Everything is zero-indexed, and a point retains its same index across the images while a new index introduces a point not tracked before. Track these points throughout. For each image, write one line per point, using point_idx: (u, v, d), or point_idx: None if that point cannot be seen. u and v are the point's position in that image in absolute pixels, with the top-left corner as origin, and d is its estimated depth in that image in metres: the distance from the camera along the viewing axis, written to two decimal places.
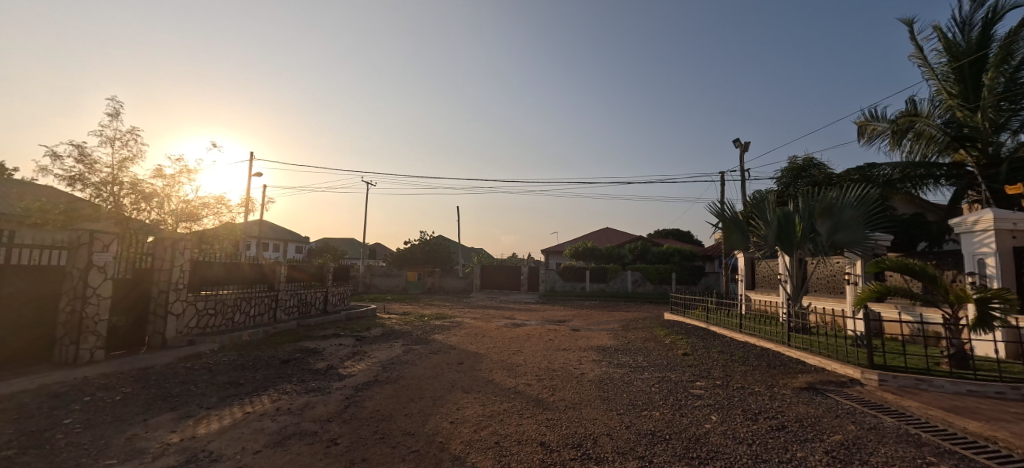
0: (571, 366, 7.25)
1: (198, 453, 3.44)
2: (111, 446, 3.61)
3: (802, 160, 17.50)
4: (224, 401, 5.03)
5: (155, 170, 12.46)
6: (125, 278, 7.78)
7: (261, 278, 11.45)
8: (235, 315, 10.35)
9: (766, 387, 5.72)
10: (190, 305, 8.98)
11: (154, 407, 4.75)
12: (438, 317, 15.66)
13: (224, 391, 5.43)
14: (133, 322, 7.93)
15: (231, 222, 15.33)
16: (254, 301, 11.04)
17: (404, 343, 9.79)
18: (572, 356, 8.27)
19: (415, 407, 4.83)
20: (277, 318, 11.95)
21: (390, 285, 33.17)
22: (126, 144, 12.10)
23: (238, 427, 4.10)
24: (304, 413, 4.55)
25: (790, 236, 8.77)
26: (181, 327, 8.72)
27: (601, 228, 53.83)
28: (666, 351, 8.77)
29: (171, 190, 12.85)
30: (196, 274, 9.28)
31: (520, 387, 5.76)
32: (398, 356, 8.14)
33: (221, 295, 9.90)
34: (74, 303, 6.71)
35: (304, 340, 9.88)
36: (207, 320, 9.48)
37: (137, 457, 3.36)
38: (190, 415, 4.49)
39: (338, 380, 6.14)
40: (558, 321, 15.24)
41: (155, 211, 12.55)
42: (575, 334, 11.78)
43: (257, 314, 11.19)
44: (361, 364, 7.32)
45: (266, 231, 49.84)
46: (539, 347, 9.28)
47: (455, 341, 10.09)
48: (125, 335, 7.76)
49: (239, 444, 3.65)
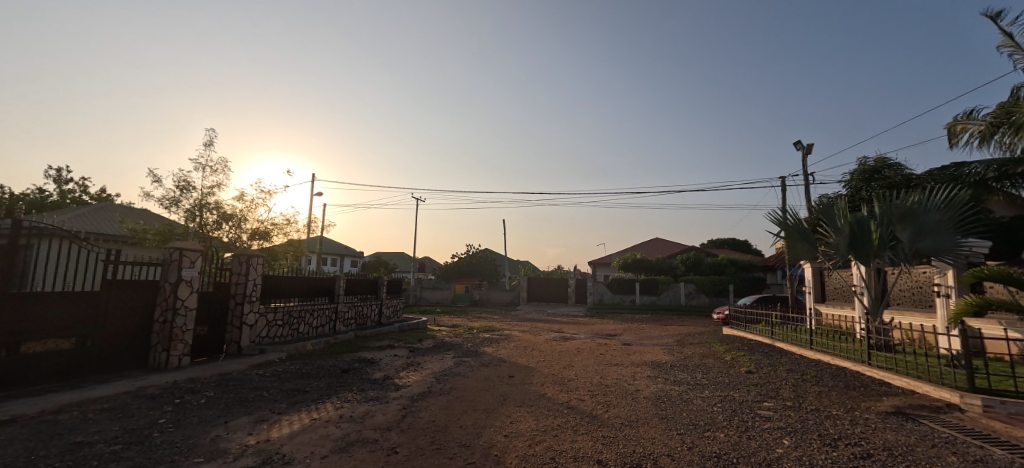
0: (624, 382, 7.02)
1: (273, 456, 3.68)
2: (199, 445, 3.96)
3: (874, 161, 16.04)
4: (293, 407, 5.36)
5: (236, 193, 13.71)
6: (208, 292, 8.59)
7: (322, 291, 12.16)
8: (300, 326, 11.03)
9: (845, 411, 5.23)
10: (261, 316, 9.67)
11: (233, 410, 5.15)
12: (486, 330, 15.78)
13: (292, 398, 5.79)
14: (213, 331, 8.71)
15: (298, 241, 16.36)
16: (316, 313, 11.72)
17: (455, 355, 9.95)
18: (625, 372, 8.03)
19: (469, 419, 4.89)
20: (337, 330, 12.59)
21: (438, 297, 33.92)
22: (213, 171, 13.48)
23: (306, 432, 4.34)
24: (365, 421, 4.74)
25: (866, 244, 8.00)
26: (254, 336, 9.41)
27: (650, 239, 52.37)
28: (728, 369, 8.26)
29: (248, 211, 13.95)
30: (267, 287, 10.05)
31: (573, 402, 5.66)
32: (450, 367, 8.31)
33: (288, 307, 10.61)
34: (166, 314, 7.48)
35: (360, 350, 10.33)
36: (276, 330, 10.16)
37: (220, 457, 3.66)
38: (263, 420, 4.81)
39: (394, 390, 6.35)
40: (608, 335, 14.90)
41: (235, 231, 13.61)
42: (626, 349, 11.44)
43: (319, 325, 11.85)
44: (415, 375, 7.54)
45: (325, 245, 53.15)
46: (590, 362, 9.10)
47: (505, 354, 10.13)
48: (206, 344, 8.53)
49: (308, 448, 3.86)
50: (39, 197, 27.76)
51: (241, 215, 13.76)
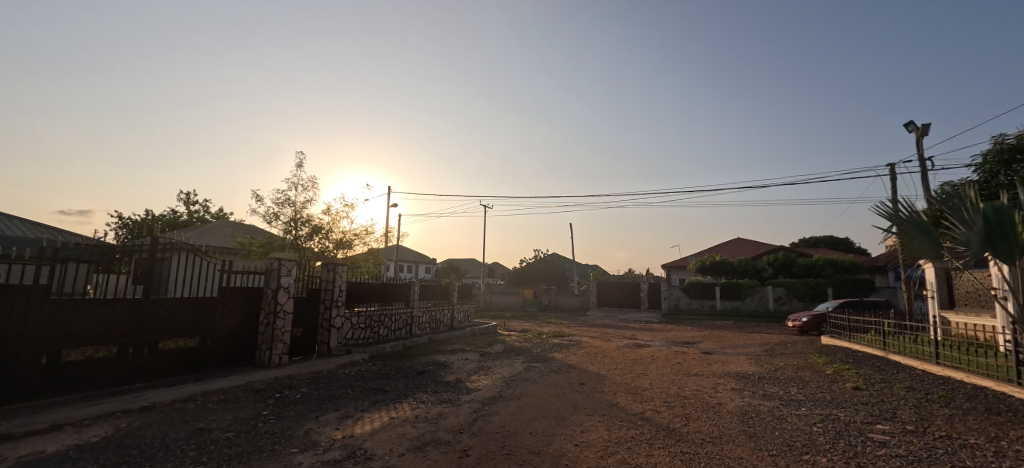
0: (705, 394, 6.53)
1: (356, 451, 3.94)
2: (294, 436, 4.37)
3: (1013, 138, 13.40)
4: (374, 405, 5.72)
5: (324, 207, 15.09)
6: (302, 297, 9.53)
7: (399, 296, 12.90)
8: (380, 329, 11.79)
9: (986, 440, 4.37)
10: (346, 320, 10.50)
11: (323, 406, 5.63)
12: (556, 335, 15.64)
13: (373, 397, 6.19)
14: (307, 333, 9.63)
15: (377, 250, 17.54)
16: (394, 317, 12.45)
17: (525, 360, 9.97)
18: (706, 383, 7.47)
19: (539, 425, 4.85)
20: (413, 333, 13.27)
21: (508, 302, 34.41)
22: (303, 188, 14.98)
23: (386, 430, 4.59)
24: (439, 422, 4.91)
25: (1009, 239, 6.67)
26: (341, 338, 10.24)
27: (730, 240, 48.64)
28: (829, 384, 7.34)
29: (333, 223, 15.28)
30: (351, 293, 10.89)
31: (648, 413, 5.38)
32: (520, 373, 8.34)
33: (369, 311, 11.40)
34: (269, 317, 8.44)
35: (434, 353, 10.78)
36: (359, 333, 10.97)
37: (312, 448, 4.00)
38: (348, 416, 5.18)
39: (466, 393, 6.50)
40: (685, 343, 14.02)
41: (323, 241, 14.96)
42: (706, 358, 10.67)
43: (397, 329, 12.58)
44: (486, 379, 7.68)
45: (401, 253, 56.54)
46: (666, 371, 8.61)
47: (575, 360, 9.94)
48: (302, 344, 9.46)
49: (387, 446, 4.08)
50: (173, 218, 32.89)
51: (328, 227, 15.10)
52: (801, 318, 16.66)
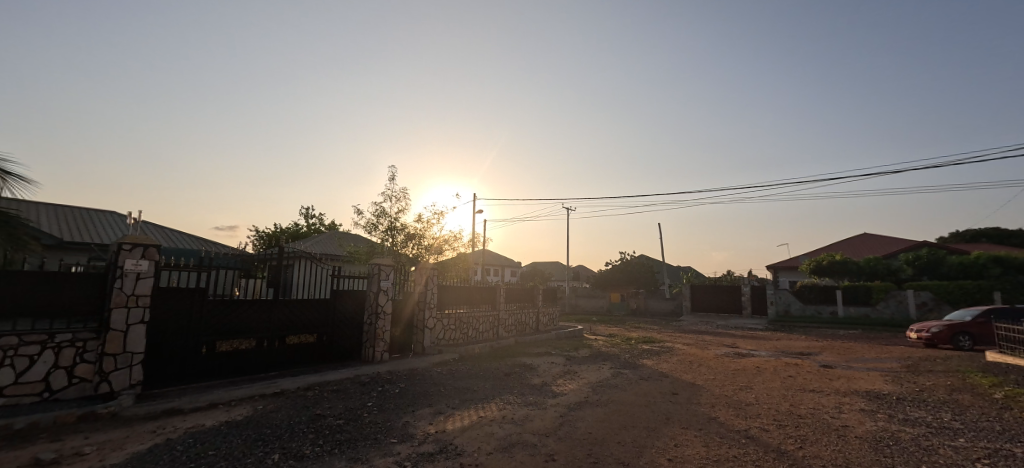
0: (824, 414, 5.72)
1: (447, 446, 4.14)
2: (394, 428, 4.75)
3: None
4: (464, 403, 5.98)
5: (416, 215, 16.22)
6: (399, 299, 10.33)
7: (486, 299, 13.35)
8: (469, 330, 12.32)
9: None
10: (438, 321, 11.14)
11: (418, 401, 6.04)
12: (646, 341, 14.91)
13: (464, 395, 6.48)
14: (404, 332, 10.42)
15: (465, 254, 18.35)
16: (481, 319, 12.91)
17: (612, 366, 9.66)
18: (826, 401, 6.54)
19: (628, 435, 4.65)
20: (500, 335, 13.63)
21: (594, 306, 33.73)
22: (398, 199, 16.30)
23: (474, 428, 4.76)
24: (525, 424, 4.96)
25: None
26: (434, 338, 10.89)
27: (853, 236, 42.19)
28: (998, 410, 5.95)
29: (425, 230, 16.36)
30: (442, 296, 11.55)
31: (753, 431, 4.86)
32: (607, 379, 8.10)
33: (458, 313, 11.98)
34: (372, 317, 9.31)
35: (521, 356, 10.94)
36: (450, 334, 11.58)
37: (408, 440, 4.31)
38: (441, 412, 5.49)
39: (552, 397, 6.48)
40: (799, 354, 12.44)
41: (416, 248, 16.07)
42: (826, 372, 9.34)
43: (485, 330, 13.02)
44: (572, 383, 7.58)
45: (488, 258, 58.60)
46: (774, 385, 7.72)
47: (667, 368, 9.38)
48: (400, 342, 10.26)
49: (476, 443, 4.22)
50: (296, 231, 38.04)
51: (420, 234, 16.19)
52: (928, 331, 13.90)
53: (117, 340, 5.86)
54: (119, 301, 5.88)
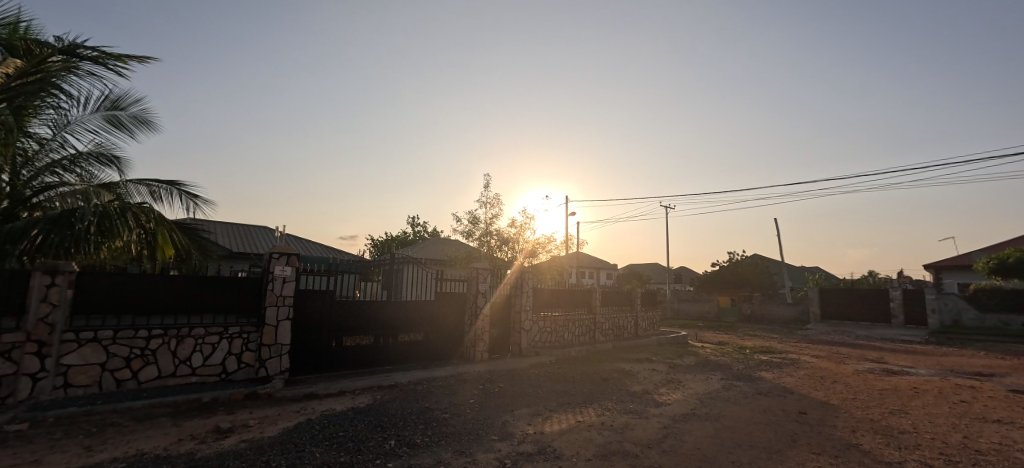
0: (1016, 452, 4.54)
1: (546, 447, 4.19)
2: (495, 426, 4.94)
3: None
4: (562, 407, 5.98)
5: (510, 220, 16.73)
6: (497, 301, 10.74)
7: (582, 302, 13.21)
8: (565, 333, 12.30)
9: None
10: (534, 323, 11.32)
11: (517, 401, 6.20)
12: (764, 351, 13.36)
13: (561, 398, 6.49)
14: (502, 333, 10.78)
15: (559, 257, 18.37)
16: (577, 322, 12.79)
17: (723, 376, 8.85)
18: (1018, 435, 5.19)
19: (743, 455, 4.21)
20: (596, 339, 13.36)
21: (699, 310, 31.22)
22: (492, 205, 16.97)
23: (572, 432, 4.73)
24: (626, 433, 4.79)
25: None
26: (530, 340, 11.09)
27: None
28: None
29: (519, 234, 16.78)
30: (537, 298, 11.71)
31: (909, 465, 4.07)
32: (718, 390, 7.44)
33: (554, 316, 12.03)
34: (473, 318, 9.87)
35: (619, 361, 10.59)
36: (546, 336, 11.69)
37: (509, 438, 4.46)
38: (539, 413, 5.56)
39: (655, 406, 6.15)
40: (975, 374, 10.07)
41: (511, 251, 16.58)
42: (1018, 398, 7.41)
43: (581, 334, 12.87)
44: (677, 393, 7.12)
45: (582, 260, 57.82)
46: (939, 410, 6.35)
47: (791, 383, 8.30)
48: (498, 343, 10.65)
49: (575, 448, 4.19)
50: (404, 238, 41.75)
51: (515, 239, 16.66)
52: None
53: (271, 333, 7.07)
54: (271, 300, 7.10)
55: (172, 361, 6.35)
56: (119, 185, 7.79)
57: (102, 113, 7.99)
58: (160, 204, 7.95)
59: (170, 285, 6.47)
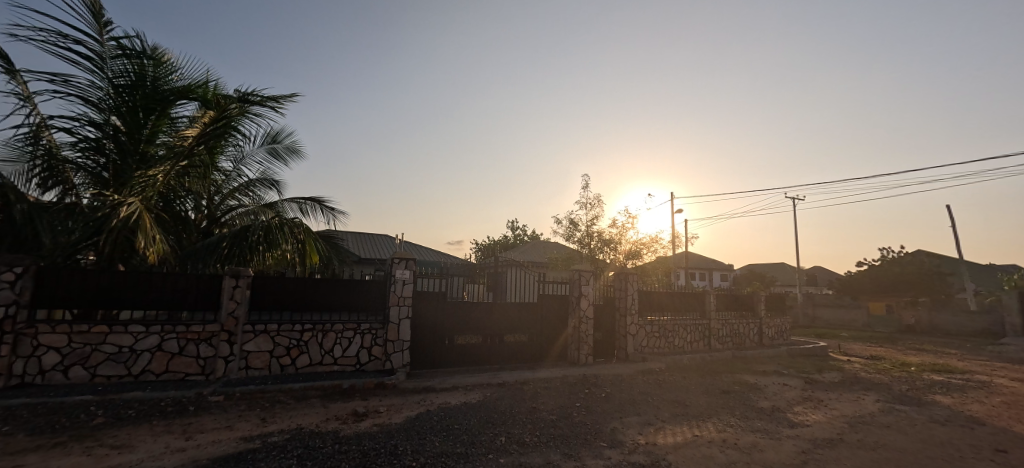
0: None
1: (660, 460, 3.95)
2: (604, 433, 4.82)
3: None
4: (676, 418, 5.60)
5: (611, 221, 16.29)
6: (600, 304, 10.51)
7: (694, 305, 12.25)
8: (676, 339, 11.52)
9: None
10: (641, 327, 10.82)
11: (626, 408, 5.97)
12: (936, 369, 10.91)
13: (674, 409, 6.08)
14: (607, 337, 10.51)
15: (666, 257, 17.29)
16: (690, 328, 11.89)
17: (878, 397, 7.44)
18: None
19: None
20: (712, 347, 12.26)
21: (841, 318, 26.74)
22: (592, 206, 16.70)
23: (689, 447, 4.39)
24: (753, 453, 4.29)
25: None
26: (637, 345, 10.62)
27: None
28: None
29: (621, 234, 16.23)
30: (644, 301, 11.16)
31: None
32: (872, 414, 6.27)
33: (663, 320, 11.35)
34: (576, 320, 9.81)
35: (741, 372, 9.56)
36: (654, 342, 11.09)
37: (619, 447, 4.31)
38: (650, 423, 5.29)
39: (789, 426, 5.40)
40: None
41: (613, 253, 16.10)
42: None
43: (694, 340, 11.94)
44: (816, 413, 6.17)
45: (692, 261, 53.64)
46: None
47: (980, 411, 6.63)
48: (603, 346, 10.40)
49: (693, 464, 3.88)
50: (506, 242, 43.25)
51: (616, 239, 16.15)
52: None
53: (394, 330, 7.88)
54: (394, 300, 7.92)
55: (320, 351, 7.47)
56: (278, 204, 9.42)
57: (265, 146, 9.75)
58: (307, 218, 9.41)
59: (317, 287, 7.60)
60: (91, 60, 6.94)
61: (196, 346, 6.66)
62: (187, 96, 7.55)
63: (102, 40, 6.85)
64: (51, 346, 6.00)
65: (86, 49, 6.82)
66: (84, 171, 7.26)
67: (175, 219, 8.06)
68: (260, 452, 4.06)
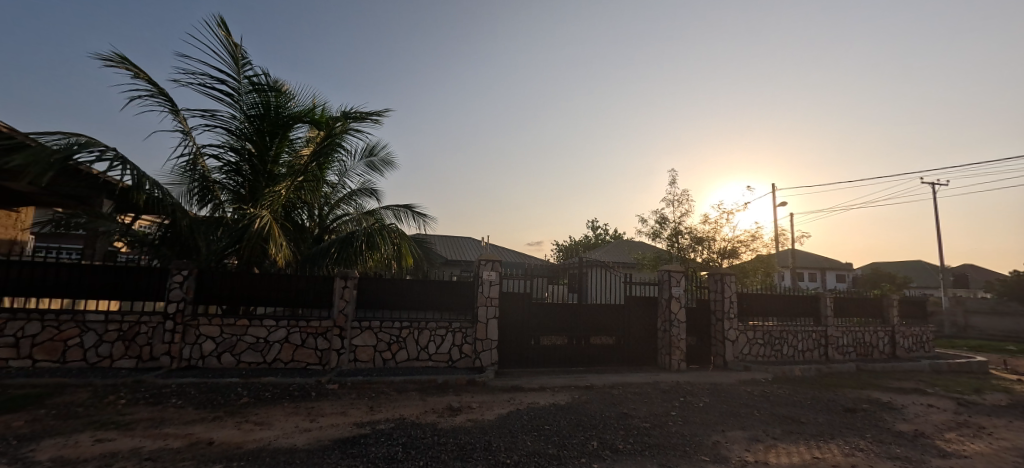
0: None
1: None
2: (704, 446, 4.51)
3: None
4: (789, 436, 5.04)
5: (702, 217, 15.22)
6: (693, 307, 9.86)
7: (805, 310, 10.92)
8: (784, 347, 10.37)
9: None
10: (741, 333, 9.92)
11: (727, 421, 5.51)
12: None
13: (786, 426, 5.47)
14: (701, 342, 9.81)
15: (768, 256, 15.66)
16: (801, 335, 10.62)
17: None
18: None
19: None
20: (830, 357, 10.82)
21: (1007, 328, 21.90)
22: (681, 202, 15.79)
23: None
24: None
25: None
26: (737, 352, 9.75)
27: None
28: None
29: (715, 232, 15.05)
30: (744, 305, 10.22)
31: None
32: None
33: (768, 326, 10.29)
34: (666, 324, 9.30)
35: (869, 388, 8.30)
36: (758, 349, 10.09)
37: (723, 462, 4.00)
38: (758, 439, 4.82)
39: (939, 456, 4.56)
40: None
41: (705, 251, 15.01)
42: None
43: (806, 349, 10.64)
44: (976, 443, 5.13)
45: (799, 260, 47.90)
46: None
47: None
48: (697, 352, 9.74)
49: None
50: (588, 242, 42.58)
51: (710, 237, 15.04)
52: None
53: (483, 329, 8.18)
54: (482, 300, 8.23)
55: (416, 347, 8.01)
56: (377, 211, 10.31)
57: (364, 159, 10.73)
58: (402, 223, 10.16)
59: (412, 287, 8.17)
60: (231, 96, 8.23)
61: (314, 339, 7.54)
62: (302, 120, 8.61)
63: (238, 79, 8.08)
64: (209, 336, 7.23)
65: (227, 88, 8.11)
66: (228, 190, 8.59)
67: (295, 228, 9.22)
68: (370, 438, 4.47)
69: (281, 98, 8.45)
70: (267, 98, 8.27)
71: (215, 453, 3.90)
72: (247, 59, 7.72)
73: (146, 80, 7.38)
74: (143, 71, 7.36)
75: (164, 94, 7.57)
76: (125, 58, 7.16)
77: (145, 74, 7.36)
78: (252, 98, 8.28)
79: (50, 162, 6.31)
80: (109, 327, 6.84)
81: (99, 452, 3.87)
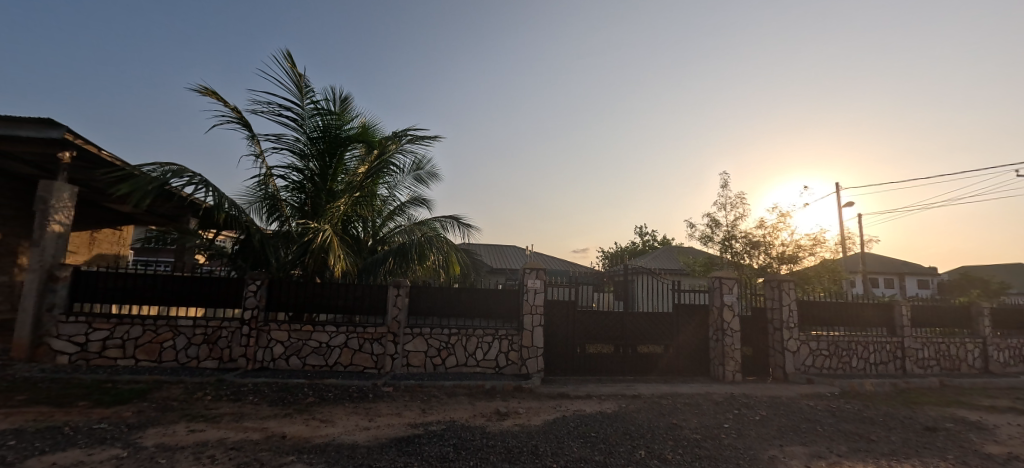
0: None
1: None
2: (760, 459, 4.37)
3: None
4: (856, 453, 4.76)
5: (758, 221, 14.52)
6: (748, 316, 9.46)
7: (876, 320, 10.11)
8: (852, 360, 9.65)
9: None
10: (803, 344, 9.35)
11: (786, 435, 5.28)
12: None
13: (853, 443, 5.15)
14: (758, 353, 9.37)
15: (834, 261, 14.58)
16: (872, 346, 9.83)
17: None
18: None
19: None
20: (907, 370, 9.92)
21: None
22: (735, 205, 15.22)
23: None
24: None
25: None
26: (799, 363, 9.20)
27: None
28: None
29: (772, 236, 14.28)
30: (806, 313, 9.63)
31: None
32: None
33: (833, 336, 9.63)
34: (718, 333, 8.95)
35: (953, 405, 7.55)
36: (822, 361, 9.47)
37: None
38: (820, 456, 4.59)
39: None
40: None
41: (762, 256, 14.29)
42: None
43: (879, 362, 9.83)
44: None
45: (872, 264, 44.02)
46: None
47: None
48: (754, 363, 9.30)
49: None
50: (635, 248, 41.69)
51: (766, 241, 14.29)
52: None
53: (528, 336, 8.32)
54: (528, 308, 8.39)
55: (465, 354, 8.29)
56: (426, 222, 10.80)
57: (412, 173, 11.28)
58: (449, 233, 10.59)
59: (460, 295, 8.47)
60: (296, 121, 9.02)
61: (370, 344, 8.03)
62: (358, 139, 9.25)
63: (302, 105, 8.87)
64: (279, 340, 7.91)
65: (293, 114, 8.91)
66: (293, 206, 9.29)
67: (352, 240, 9.87)
68: (424, 438, 4.74)
69: (339, 121, 9.17)
70: (327, 121, 9.00)
71: (288, 446, 4.32)
72: (310, 87, 8.47)
73: (225, 110, 8.27)
74: (224, 102, 8.27)
75: (241, 122, 8.45)
76: (208, 94, 8.10)
77: (225, 105, 8.27)
78: (314, 122, 9.03)
79: (150, 188, 7.26)
80: (197, 331, 7.68)
81: (193, 440, 4.42)
